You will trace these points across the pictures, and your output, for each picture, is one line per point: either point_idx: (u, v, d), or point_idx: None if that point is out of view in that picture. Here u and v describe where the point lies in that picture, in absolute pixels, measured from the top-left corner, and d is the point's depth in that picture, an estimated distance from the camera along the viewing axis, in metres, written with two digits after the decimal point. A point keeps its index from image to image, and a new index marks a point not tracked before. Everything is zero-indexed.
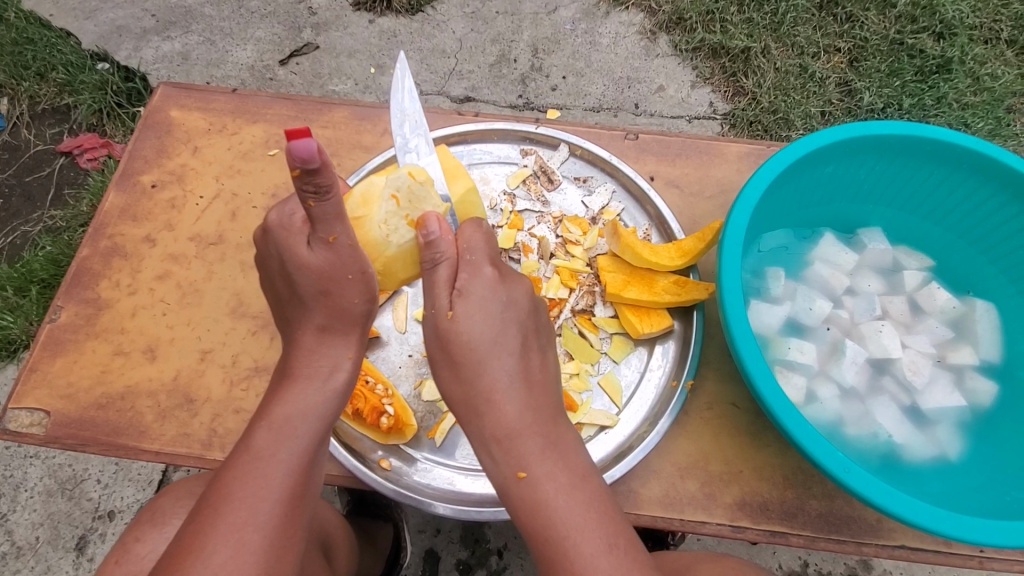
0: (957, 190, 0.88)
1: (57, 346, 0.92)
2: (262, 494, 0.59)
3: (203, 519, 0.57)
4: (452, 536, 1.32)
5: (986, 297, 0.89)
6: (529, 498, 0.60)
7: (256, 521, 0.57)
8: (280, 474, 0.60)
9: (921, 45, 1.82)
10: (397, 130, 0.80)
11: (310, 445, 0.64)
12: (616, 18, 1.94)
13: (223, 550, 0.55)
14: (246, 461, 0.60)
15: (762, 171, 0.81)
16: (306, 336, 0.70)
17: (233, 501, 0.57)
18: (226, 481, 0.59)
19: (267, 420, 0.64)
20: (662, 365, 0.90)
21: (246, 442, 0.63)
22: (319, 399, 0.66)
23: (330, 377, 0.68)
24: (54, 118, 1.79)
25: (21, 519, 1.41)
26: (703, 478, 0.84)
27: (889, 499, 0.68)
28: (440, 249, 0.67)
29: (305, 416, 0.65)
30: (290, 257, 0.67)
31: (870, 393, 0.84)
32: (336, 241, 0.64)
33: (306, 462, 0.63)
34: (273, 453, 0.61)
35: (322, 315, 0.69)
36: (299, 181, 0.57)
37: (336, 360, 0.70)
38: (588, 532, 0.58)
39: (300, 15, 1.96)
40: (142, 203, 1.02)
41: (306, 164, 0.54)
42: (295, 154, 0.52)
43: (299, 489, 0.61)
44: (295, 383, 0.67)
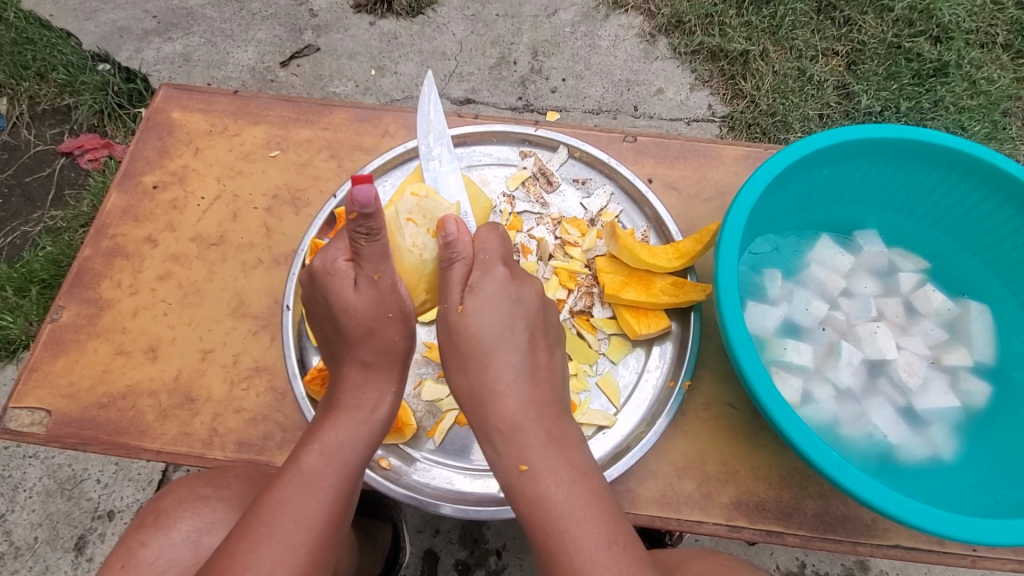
0: (952, 193, 0.89)
1: (58, 346, 0.93)
2: (310, 513, 0.61)
3: (251, 529, 0.59)
4: (450, 536, 1.33)
5: (980, 299, 0.90)
6: (530, 492, 0.62)
7: (307, 542, 0.60)
8: (327, 496, 0.63)
9: (918, 49, 1.83)
10: (424, 140, 0.83)
11: (355, 471, 0.67)
12: (616, 21, 1.95)
13: (277, 567, 0.57)
14: (294, 480, 0.63)
15: (759, 173, 0.82)
16: (351, 371, 0.72)
17: (284, 520, 0.60)
18: (277, 498, 0.62)
19: (319, 445, 0.67)
20: (660, 366, 0.91)
21: (297, 463, 0.65)
22: (363, 429, 0.69)
23: (374, 410, 0.71)
24: (55, 119, 1.80)
25: (19, 519, 1.41)
26: (699, 478, 0.84)
27: (882, 498, 0.69)
28: (458, 248, 0.70)
29: (352, 445, 0.68)
30: (336, 300, 0.70)
31: (865, 394, 0.85)
32: (380, 279, 0.69)
33: (350, 487, 0.66)
34: (324, 478, 0.64)
35: (366, 352, 0.71)
36: (354, 223, 0.63)
37: (379, 394, 0.72)
38: (588, 527, 0.59)
39: (300, 17, 1.97)
40: (144, 203, 1.03)
41: (364, 208, 0.61)
42: (358, 198, 0.60)
43: (341, 515, 0.64)
44: (343, 413, 0.70)
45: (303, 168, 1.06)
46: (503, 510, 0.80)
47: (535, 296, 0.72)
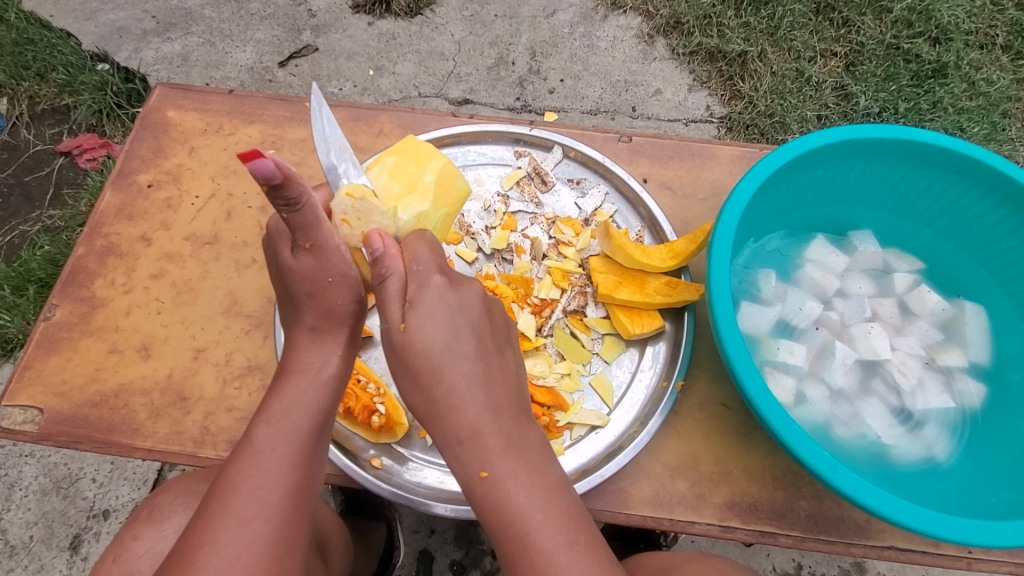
0: (947, 193, 0.89)
1: (51, 344, 0.93)
2: (269, 486, 0.60)
3: (213, 513, 0.58)
4: (446, 536, 1.32)
5: (976, 300, 0.90)
6: (491, 497, 0.59)
7: (266, 513, 0.58)
8: (282, 467, 0.61)
9: (916, 50, 1.83)
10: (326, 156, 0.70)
11: (307, 436, 0.65)
12: (614, 22, 1.95)
13: (235, 542, 0.56)
14: (247, 455, 0.62)
15: (753, 173, 0.82)
16: (299, 335, 0.71)
17: (239, 496, 0.58)
18: (231, 475, 0.60)
19: (265, 416, 0.65)
20: (653, 367, 0.91)
21: (247, 438, 0.63)
22: (313, 394, 0.67)
23: (320, 370, 0.69)
24: (54, 119, 1.80)
25: (15, 518, 1.41)
26: (693, 478, 0.84)
27: (875, 500, 0.69)
28: (387, 265, 0.65)
29: (301, 409, 0.66)
30: (280, 261, 0.69)
31: (859, 395, 0.85)
32: (314, 246, 0.65)
33: (308, 454, 0.64)
34: (275, 449, 0.62)
35: (312, 315, 0.69)
36: (268, 197, 0.57)
37: (325, 356, 0.70)
38: (551, 532, 0.58)
39: (299, 17, 1.97)
40: (138, 202, 1.03)
41: (270, 181, 0.54)
42: (256, 175, 0.52)
43: (302, 485, 0.62)
44: (288, 380, 0.68)
45: (298, 167, 1.06)
46: None
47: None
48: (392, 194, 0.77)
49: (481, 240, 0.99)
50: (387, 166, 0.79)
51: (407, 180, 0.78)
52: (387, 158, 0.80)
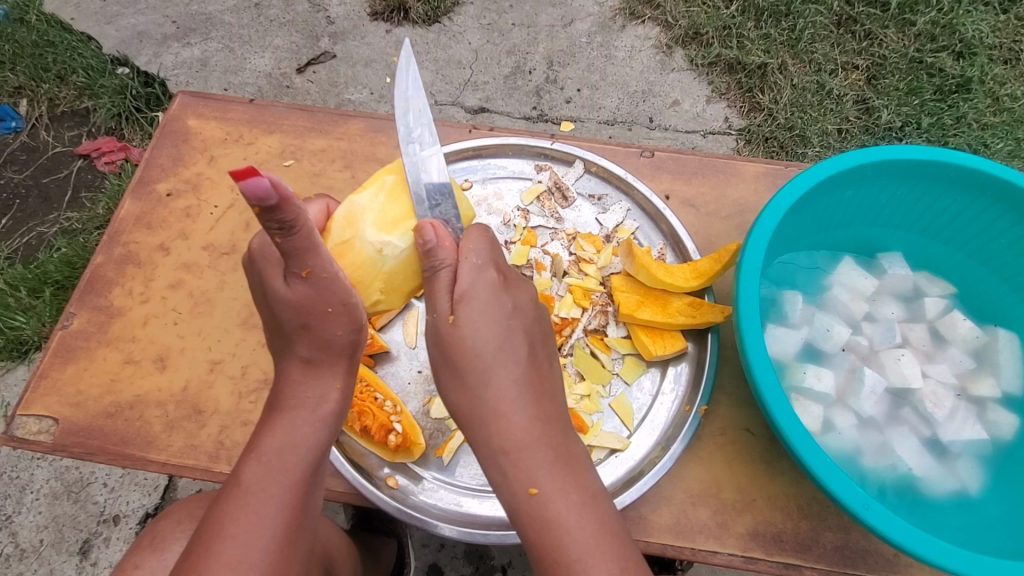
0: (980, 217, 0.86)
1: (68, 353, 0.92)
2: (256, 530, 0.59)
3: (198, 559, 0.58)
4: (455, 552, 1.31)
5: (1010, 327, 0.86)
6: (538, 515, 0.60)
7: (250, 558, 0.58)
8: (271, 510, 0.61)
9: (940, 64, 1.80)
10: (401, 119, 0.72)
11: (300, 478, 0.64)
12: (632, 31, 1.94)
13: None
14: (235, 496, 0.61)
15: (781, 195, 0.80)
16: (292, 368, 0.69)
17: (225, 539, 0.58)
18: (220, 516, 0.60)
19: (256, 453, 0.65)
20: (674, 390, 0.88)
21: (236, 477, 0.63)
22: (308, 432, 0.67)
23: (318, 407, 0.69)
24: (73, 121, 1.82)
25: (25, 521, 1.41)
26: (715, 506, 0.82)
27: (907, 537, 0.66)
28: (439, 256, 0.66)
29: (295, 449, 0.65)
30: (270, 289, 0.66)
31: (889, 423, 0.82)
32: (310, 275, 0.61)
33: (299, 493, 0.64)
34: (264, 489, 0.62)
35: (304, 347, 0.68)
36: (261, 219, 0.52)
37: (323, 390, 0.69)
38: (598, 554, 0.58)
39: (317, 24, 1.98)
40: (157, 211, 1.03)
41: (263, 201, 0.49)
42: (247, 195, 0.47)
43: (294, 522, 0.62)
44: (282, 414, 0.67)
45: (316, 178, 1.06)
46: (511, 536, 0.78)
47: (529, 303, 0.69)
48: (389, 217, 0.71)
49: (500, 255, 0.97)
50: (386, 185, 0.73)
51: (407, 204, 0.72)
52: (387, 176, 0.74)
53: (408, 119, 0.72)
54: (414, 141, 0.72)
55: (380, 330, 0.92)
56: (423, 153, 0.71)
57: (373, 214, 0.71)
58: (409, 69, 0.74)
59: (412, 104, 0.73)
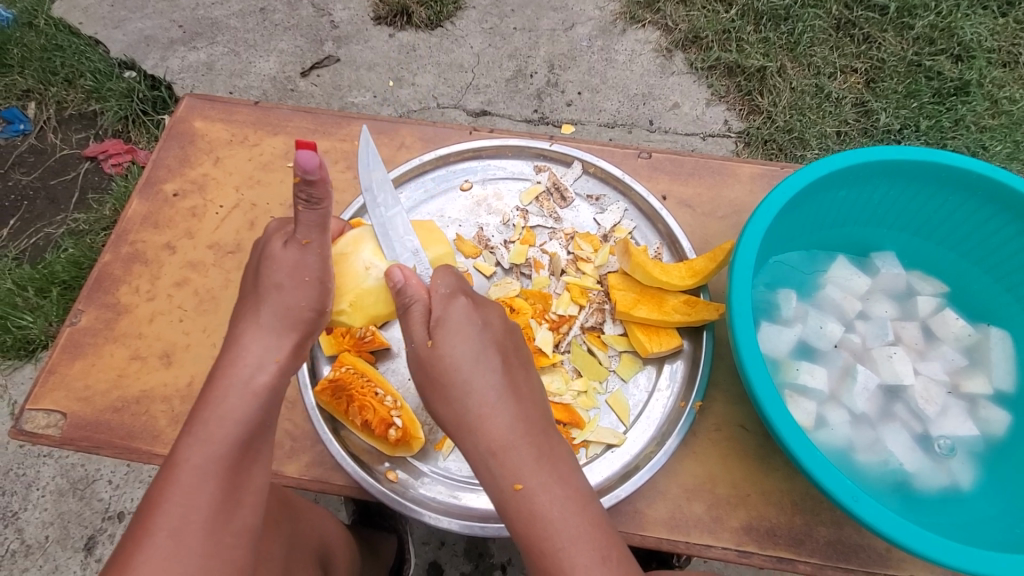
0: (972, 216, 0.88)
1: (76, 349, 0.94)
2: (189, 506, 0.58)
3: (130, 535, 0.57)
4: (456, 549, 1.32)
5: (1001, 326, 0.88)
6: (524, 509, 0.62)
7: (184, 536, 0.57)
8: (205, 486, 0.59)
9: (938, 67, 1.81)
10: (367, 187, 0.80)
11: (228, 449, 0.62)
12: (633, 35, 1.96)
13: (155, 558, 0.55)
14: (169, 473, 0.59)
15: (774, 194, 0.82)
16: (242, 338, 0.69)
17: (159, 517, 0.57)
18: (154, 496, 0.58)
19: (189, 429, 0.62)
20: (670, 386, 0.90)
21: (170, 454, 0.61)
22: (237, 401, 0.64)
23: (253, 379, 0.66)
24: (80, 124, 1.85)
25: (31, 518, 1.43)
26: (710, 501, 0.83)
27: (896, 529, 0.67)
28: (410, 293, 0.70)
29: (223, 420, 0.63)
30: (267, 252, 0.72)
31: (881, 420, 0.83)
32: (309, 245, 0.70)
33: (232, 466, 0.62)
34: (196, 465, 0.60)
35: (268, 313, 0.70)
36: (296, 189, 0.65)
37: (261, 361, 0.67)
38: (580, 544, 0.61)
39: (321, 28, 2.01)
40: (163, 211, 1.05)
41: (306, 173, 0.63)
42: (299, 162, 0.62)
43: (230, 497, 0.61)
44: (217, 388, 0.65)
45: None
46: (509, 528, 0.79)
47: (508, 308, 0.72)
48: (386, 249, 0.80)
49: (499, 254, 0.99)
50: None
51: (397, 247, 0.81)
52: None
53: (374, 188, 0.80)
54: (380, 205, 0.79)
55: (380, 326, 0.93)
56: (389, 214, 0.79)
57: (373, 240, 0.80)
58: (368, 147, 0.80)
59: (374, 175, 0.80)
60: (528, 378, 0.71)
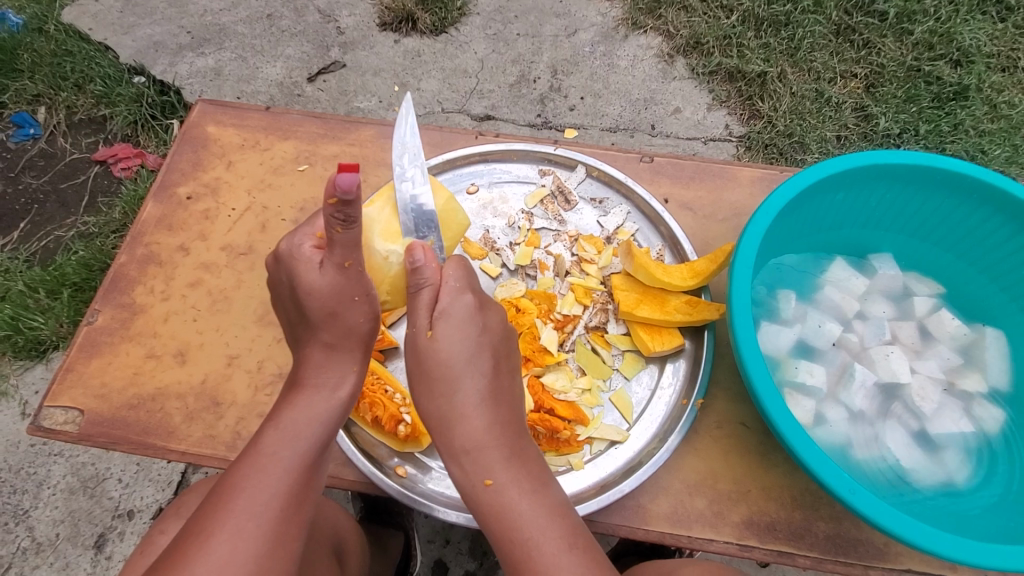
0: (968, 218, 0.90)
1: (93, 347, 0.97)
2: (263, 489, 0.62)
3: (211, 510, 0.60)
4: (461, 547, 1.34)
5: (995, 326, 0.90)
6: (494, 504, 0.65)
7: (257, 515, 0.60)
8: (280, 473, 0.63)
9: (937, 72, 1.84)
10: (397, 160, 0.78)
11: (313, 447, 0.67)
12: (635, 41, 1.99)
13: (227, 533, 0.58)
14: (252, 456, 0.64)
15: (774, 197, 0.84)
16: (313, 352, 0.73)
17: (236, 494, 0.61)
18: (235, 476, 0.63)
19: (275, 422, 0.68)
20: (673, 384, 0.92)
21: (255, 442, 0.66)
22: (324, 406, 0.70)
23: (337, 389, 0.72)
24: (90, 128, 1.88)
25: (41, 516, 1.46)
26: (711, 496, 0.85)
27: (894, 522, 0.69)
28: (426, 275, 0.71)
29: (311, 421, 0.68)
30: (300, 282, 0.71)
31: (879, 417, 0.85)
32: (350, 266, 0.68)
33: (307, 463, 0.66)
34: (277, 453, 0.65)
35: (328, 333, 0.72)
36: (331, 211, 0.60)
37: (341, 373, 0.73)
38: (549, 532, 0.64)
39: (327, 34, 2.04)
40: (177, 213, 1.07)
41: (345, 194, 0.58)
42: (339, 184, 0.57)
43: (300, 491, 0.64)
44: (302, 392, 0.71)
45: None
46: None
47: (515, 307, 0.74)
48: (394, 228, 0.78)
49: (505, 255, 1.02)
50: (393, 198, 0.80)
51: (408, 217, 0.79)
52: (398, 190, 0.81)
53: (404, 161, 0.78)
54: (408, 180, 0.77)
55: (389, 326, 0.96)
56: (416, 191, 0.78)
57: (380, 224, 0.78)
58: (409, 118, 0.78)
59: (409, 146, 0.78)
60: (513, 382, 0.74)
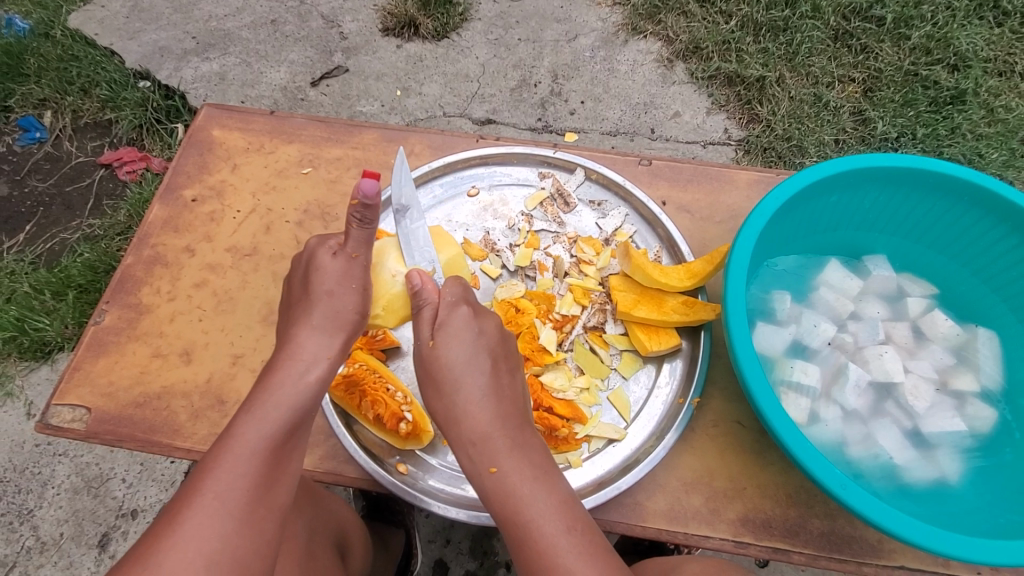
0: (960, 220, 0.91)
1: (100, 347, 0.99)
2: (232, 471, 0.62)
3: (185, 490, 0.61)
4: (461, 547, 1.35)
5: (988, 326, 0.91)
6: (498, 489, 0.66)
7: (224, 496, 0.61)
8: (247, 455, 0.63)
9: (935, 76, 1.85)
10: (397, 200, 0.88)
11: (280, 428, 0.66)
12: (634, 46, 2.01)
13: (198, 514, 0.59)
14: (224, 438, 0.65)
15: (768, 198, 0.85)
16: (300, 332, 0.75)
17: (206, 475, 0.61)
18: (207, 457, 0.64)
19: (246, 405, 0.67)
20: (670, 383, 0.93)
21: (227, 424, 0.66)
22: (293, 389, 0.69)
23: (307, 371, 0.71)
24: (95, 132, 1.91)
25: (46, 515, 1.47)
26: (707, 493, 0.86)
27: (886, 517, 0.70)
28: (425, 297, 0.75)
29: (278, 404, 0.67)
30: (315, 263, 0.80)
31: (873, 416, 0.86)
32: (357, 257, 0.79)
33: (274, 446, 0.65)
34: (245, 436, 0.64)
35: (319, 313, 0.76)
36: (354, 209, 0.76)
37: (314, 356, 0.73)
38: (550, 514, 0.65)
39: (331, 39, 2.07)
40: (183, 215, 1.09)
41: (366, 197, 0.74)
42: (363, 188, 0.73)
43: (267, 473, 0.64)
44: (274, 374, 0.70)
45: (333, 185, 1.12)
46: None
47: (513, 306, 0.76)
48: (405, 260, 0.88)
49: (505, 256, 1.03)
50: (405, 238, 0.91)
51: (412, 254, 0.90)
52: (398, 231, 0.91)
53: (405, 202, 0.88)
54: (409, 216, 0.88)
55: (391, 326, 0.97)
56: (414, 226, 0.88)
57: (392, 251, 0.87)
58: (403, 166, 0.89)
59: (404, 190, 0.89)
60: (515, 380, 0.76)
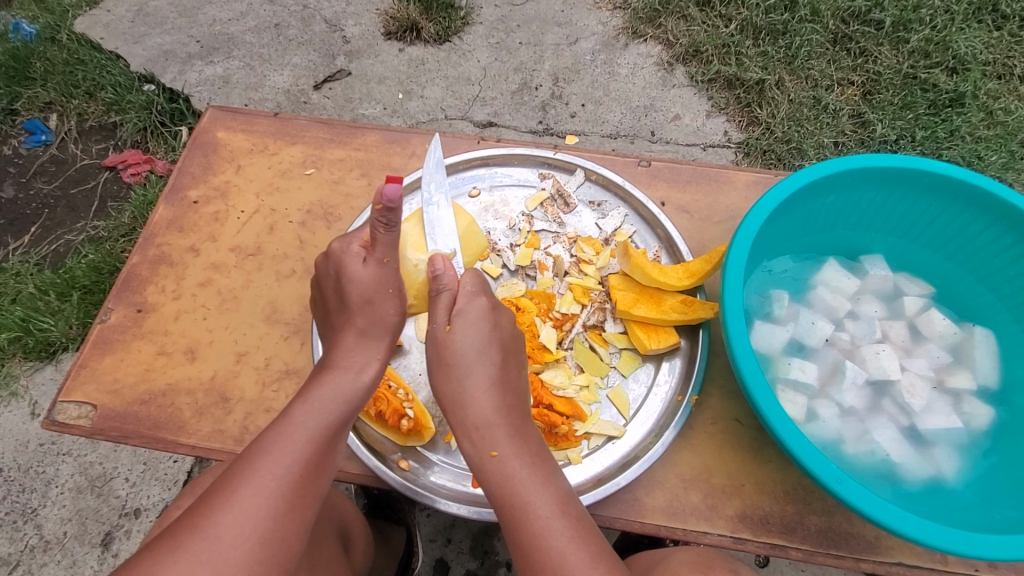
0: (956, 220, 0.92)
1: (106, 345, 1.00)
2: (287, 454, 0.65)
3: (239, 468, 0.64)
4: (462, 547, 1.36)
5: (984, 325, 0.92)
6: (497, 474, 0.67)
7: (279, 476, 0.63)
8: (303, 440, 0.67)
9: (933, 80, 1.87)
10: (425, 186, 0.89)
11: (336, 422, 0.70)
12: (635, 49, 2.03)
13: (253, 491, 0.61)
14: (280, 423, 0.68)
15: (766, 198, 0.87)
16: (346, 338, 0.78)
17: (263, 455, 0.64)
18: (262, 440, 0.66)
19: (304, 396, 0.71)
20: (669, 381, 0.94)
21: (284, 412, 0.70)
22: (349, 386, 0.73)
23: (359, 373, 0.75)
24: (100, 135, 1.93)
25: (49, 514, 1.48)
26: (705, 490, 0.87)
27: (882, 512, 0.71)
28: (444, 281, 0.77)
29: (336, 398, 0.72)
30: (345, 273, 0.79)
31: (869, 413, 0.87)
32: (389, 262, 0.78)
33: (329, 437, 0.69)
34: (302, 423, 0.68)
35: (361, 319, 0.78)
36: (380, 215, 0.72)
37: (363, 361, 0.76)
38: (545, 497, 0.66)
39: (333, 43, 2.09)
40: (188, 215, 1.11)
41: (390, 201, 0.70)
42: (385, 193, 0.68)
43: (318, 461, 0.67)
44: (330, 372, 0.74)
45: (336, 185, 1.14)
46: None
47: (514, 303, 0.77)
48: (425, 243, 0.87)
49: (506, 256, 1.04)
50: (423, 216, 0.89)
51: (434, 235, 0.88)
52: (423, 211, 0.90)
53: (430, 188, 0.89)
54: (432, 203, 0.88)
55: None
56: (438, 212, 0.88)
57: (412, 237, 0.87)
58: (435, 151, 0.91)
59: (433, 175, 0.90)
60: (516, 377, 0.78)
